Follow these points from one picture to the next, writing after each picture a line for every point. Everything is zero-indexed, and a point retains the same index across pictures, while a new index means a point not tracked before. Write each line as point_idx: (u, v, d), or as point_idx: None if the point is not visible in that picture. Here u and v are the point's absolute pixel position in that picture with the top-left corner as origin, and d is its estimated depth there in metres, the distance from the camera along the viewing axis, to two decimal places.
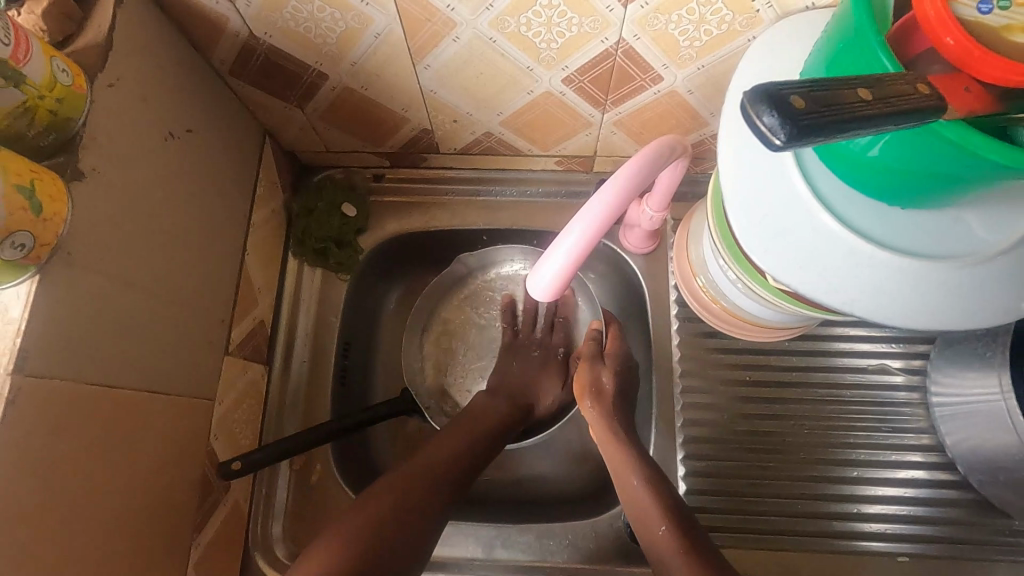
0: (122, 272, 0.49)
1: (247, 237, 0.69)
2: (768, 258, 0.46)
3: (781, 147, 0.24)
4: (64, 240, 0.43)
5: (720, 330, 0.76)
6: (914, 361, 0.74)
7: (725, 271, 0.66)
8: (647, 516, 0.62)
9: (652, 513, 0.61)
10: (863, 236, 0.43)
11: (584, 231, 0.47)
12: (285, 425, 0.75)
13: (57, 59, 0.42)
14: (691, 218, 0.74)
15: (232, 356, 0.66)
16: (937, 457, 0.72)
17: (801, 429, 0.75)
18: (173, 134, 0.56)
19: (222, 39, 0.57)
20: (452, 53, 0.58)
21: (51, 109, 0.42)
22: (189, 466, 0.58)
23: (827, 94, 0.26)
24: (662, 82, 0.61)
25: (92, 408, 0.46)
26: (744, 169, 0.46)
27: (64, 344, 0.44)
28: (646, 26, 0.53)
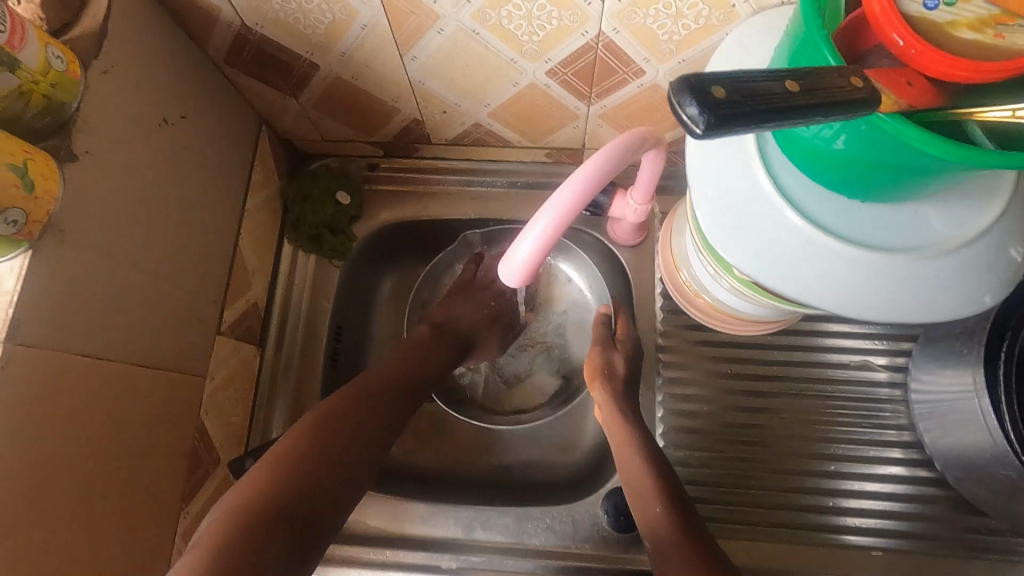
0: (115, 250, 0.52)
1: (241, 221, 0.71)
2: (731, 249, 0.46)
3: (700, 136, 0.26)
4: (57, 217, 0.46)
5: (705, 323, 0.77)
6: (898, 359, 0.75)
7: (703, 263, 0.66)
8: (646, 493, 0.62)
9: (650, 492, 0.62)
10: (822, 229, 0.43)
11: (551, 218, 0.48)
12: (275, 404, 0.77)
13: (52, 46, 0.45)
14: (676, 211, 0.74)
15: (224, 335, 0.69)
16: (916, 454, 0.72)
17: (781, 423, 0.75)
18: (167, 120, 0.58)
19: (216, 28, 0.59)
20: (437, 45, 0.60)
21: (46, 93, 0.44)
22: (178, 438, 0.60)
23: (750, 85, 0.27)
24: (644, 75, 0.62)
25: (80, 378, 0.48)
26: (712, 161, 0.48)
27: (56, 316, 0.46)
28: (624, 20, 0.54)
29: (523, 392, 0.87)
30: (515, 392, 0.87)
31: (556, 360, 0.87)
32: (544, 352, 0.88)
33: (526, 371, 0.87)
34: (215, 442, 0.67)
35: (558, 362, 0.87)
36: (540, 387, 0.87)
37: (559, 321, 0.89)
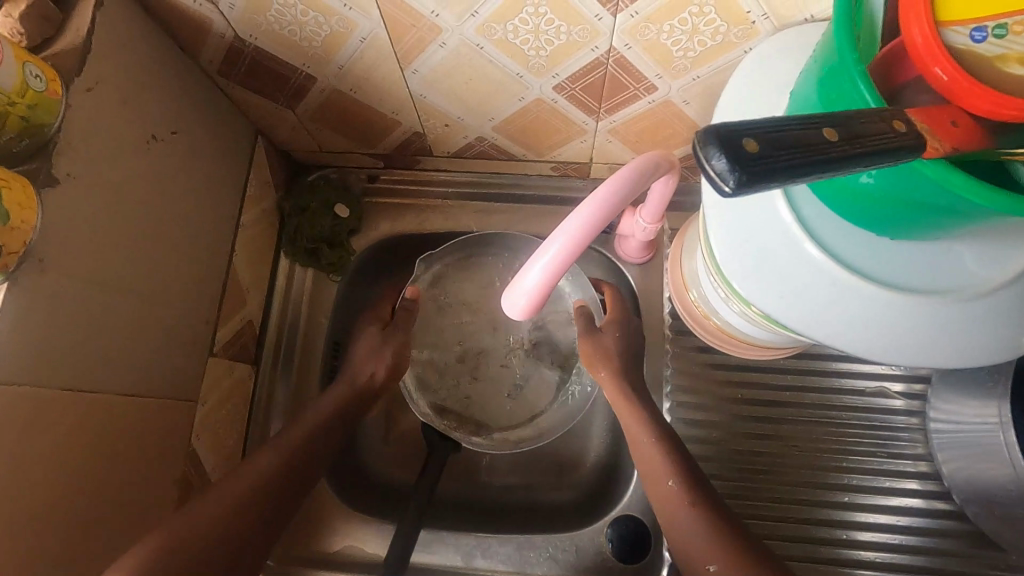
0: (99, 277, 0.49)
1: (235, 237, 0.69)
2: (749, 284, 0.44)
3: (730, 194, 0.23)
4: (37, 246, 0.43)
5: (714, 346, 0.74)
6: (915, 386, 0.72)
7: (715, 287, 0.63)
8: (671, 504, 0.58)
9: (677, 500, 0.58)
10: (848, 268, 0.41)
11: (560, 248, 0.46)
12: (271, 425, 0.75)
13: (31, 64, 0.42)
14: (687, 229, 0.71)
15: (218, 357, 0.66)
16: (933, 486, 0.70)
17: (794, 451, 0.73)
18: (157, 137, 0.55)
19: (208, 40, 0.56)
20: (440, 59, 0.57)
21: (24, 116, 0.42)
22: (168, 467, 0.58)
23: (786, 134, 0.24)
24: (656, 91, 0.59)
25: (62, 413, 0.46)
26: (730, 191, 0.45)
27: (33, 350, 0.44)
28: (637, 35, 0.51)
29: (524, 401, 0.79)
30: (518, 395, 0.80)
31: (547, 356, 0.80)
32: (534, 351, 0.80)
33: (525, 377, 0.80)
34: (208, 467, 0.65)
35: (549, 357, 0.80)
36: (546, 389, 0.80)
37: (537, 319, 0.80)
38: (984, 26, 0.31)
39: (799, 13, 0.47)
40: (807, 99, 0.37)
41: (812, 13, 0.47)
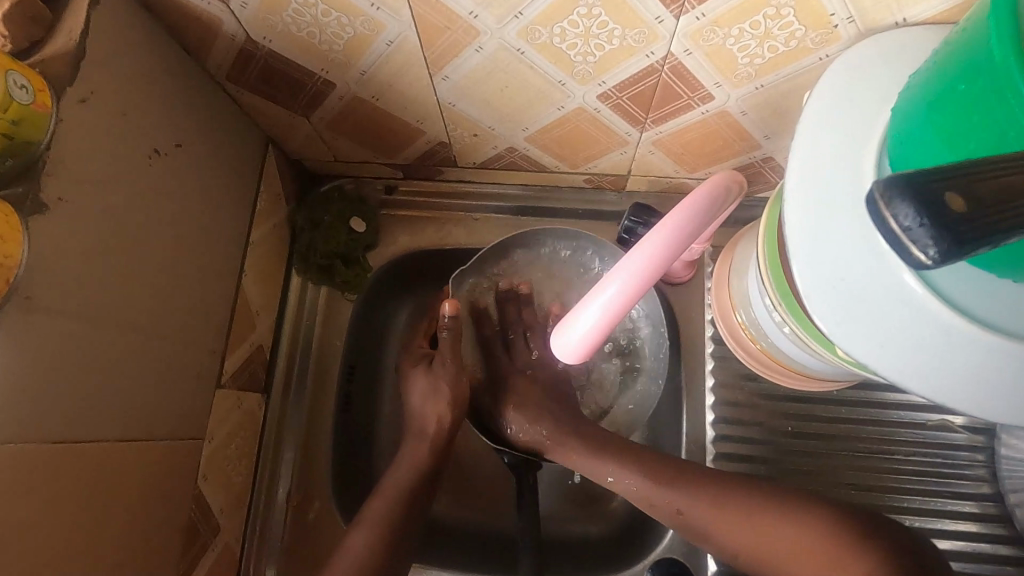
0: (95, 314, 0.44)
1: (245, 256, 0.63)
2: (841, 328, 0.38)
3: (930, 265, 0.21)
4: (22, 283, 0.37)
5: (759, 374, 0.69)
6: (979, 419, 0.67)
7: (772, 313, 0.58)
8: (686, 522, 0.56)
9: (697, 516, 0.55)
10: (960, 313, 0.35)
11: (620, 293, 0.42)
12: (282, 458, 0.69)
13: (16, 73, 0.37)
14: (737, 248, 0.66)
15: (226, 388, 0.61)
16: (1002, 531, 0.64)
17: (848, 489, 0.66)
18: (159, 151, 0.49)
19: (217, 42, 0.51)
20: (474, 64, 0.51)
21: (8, 133, 0.36)
22: (173, 514, 0.53)
23: (985, 187, 0.21)
24: (712, 101, 0.53)
25: (53, 470, 0.41)
26: (817, 219, 0.39)
27: (18, 402, 0.38)
28: (700, 40, 0.45)
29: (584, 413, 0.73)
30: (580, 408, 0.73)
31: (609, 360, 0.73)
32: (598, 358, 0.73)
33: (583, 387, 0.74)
34: (215, 509, 0.60)
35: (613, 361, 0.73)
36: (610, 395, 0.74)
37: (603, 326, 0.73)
38: None
39: (893, 15, 0.41)
40: (921, 112, 0.32)
41: (904, 17, 0.41)
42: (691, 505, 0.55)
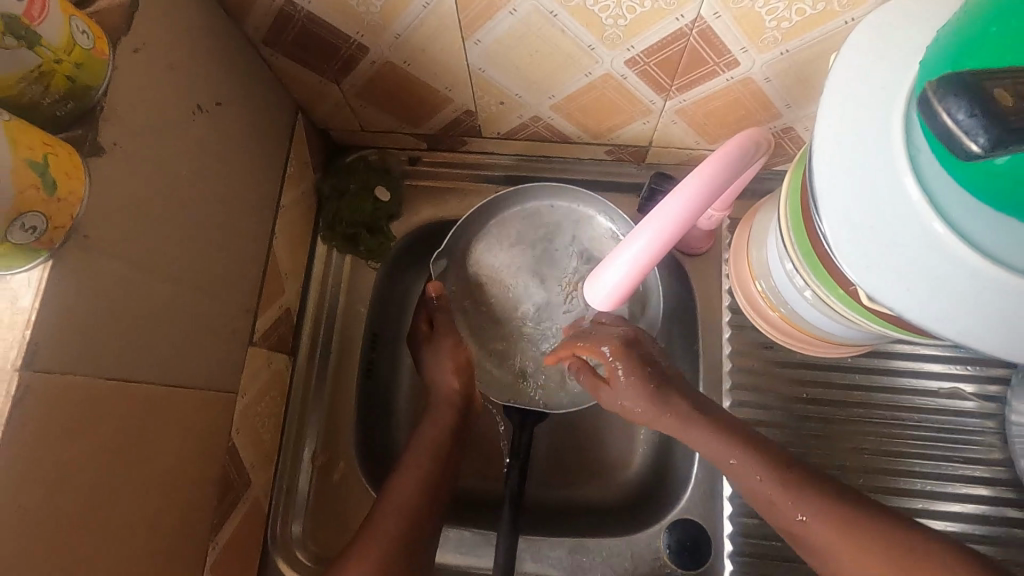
0: (146, 260, 0.45)
1: (276, 219, 0.65)
2: (872, 276, 0.41)
3: (977, 152, 0.21)
4: (82, 222, 0.39)
5: (779, 342, 0.70)
6: (990, 387, 0.68)
7: (794, 279, 0.59)
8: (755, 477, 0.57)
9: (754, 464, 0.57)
10: (989, 259, 0.36)
11: (652, 240, 0.44)
12: (309, 419, 0.71)
13: (77, 19, 0.38)
14: (755, 218, 0.68)
15: (257, 346, 0.63)
16: (1011, 493, 0.66)
17: (860, 454, 0.69)
18: (201, 108, 0.51)
19: (257, 4, 0.52)
20: (508, 27, 0.52)
21: (69, 75, 0.38)
22: (209, 463, 0.55)
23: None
24: (737, 67, 0.55)
25: (105, 406, 0.42)
26: (846, 171, 0.41)
27: (77, 336, 0.40)
28: (730, 3, 0.47)
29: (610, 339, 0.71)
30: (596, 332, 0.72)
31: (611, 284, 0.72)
32: None
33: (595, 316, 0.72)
34: (247, 463, 0.62)
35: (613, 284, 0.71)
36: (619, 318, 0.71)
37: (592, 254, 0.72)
38: None
39: None
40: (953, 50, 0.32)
41: None
42: (816, 516, 0.52)
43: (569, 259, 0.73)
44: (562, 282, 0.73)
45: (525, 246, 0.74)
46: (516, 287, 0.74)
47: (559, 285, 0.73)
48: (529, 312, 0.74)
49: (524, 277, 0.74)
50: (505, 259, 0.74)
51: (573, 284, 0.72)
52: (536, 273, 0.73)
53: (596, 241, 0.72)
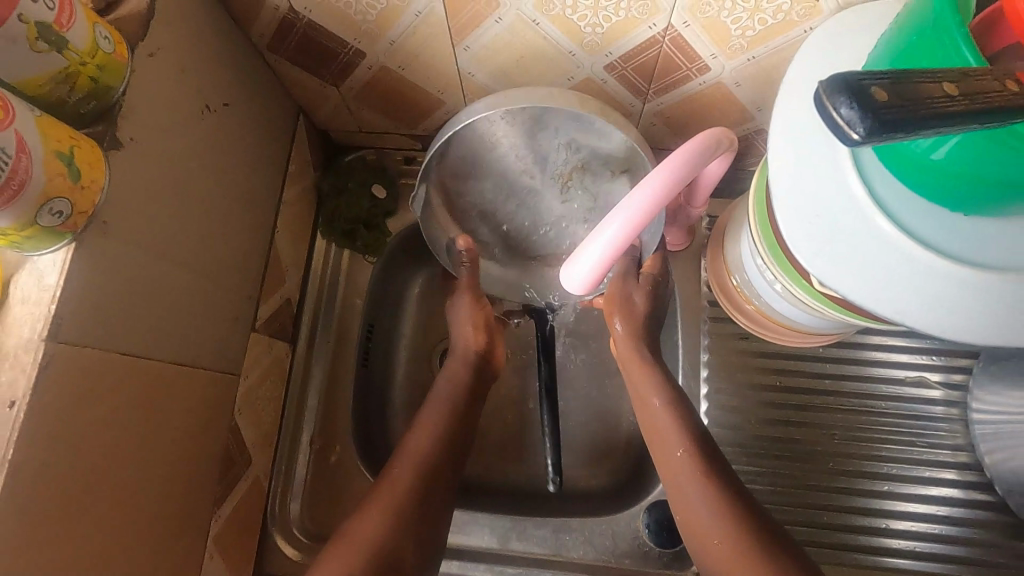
0: (158, 246, 0.49)
1: (278, 214, 0.69)
2: (818, 262, 0.43)
3: (858, 142, 0.23)
4: (102, 209, 0.43)
5: (754, 333, 0.74)
6: (955, 376, 0.72)
7: (763, 272, 0.63)
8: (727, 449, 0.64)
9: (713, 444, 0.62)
10: (920, 244, 0.40)
11: (644, 203, 0.46)
12: (307, 404, 0.75)
13: (100, 26, 0.42)
14: (729, 216, 0.72)
15: (259, 333, 0.66)
16: (973, 477, 0.70)
17: (830, 439, 0.72)
18: (210, 107, 0.55)
19: (262, 12, 0.56)
20: (493, 34, 0.56)
21: (93, 76, 0.42)
22: (212, 439, 0.58)
23: (909, 86, 0.24)
24: (708, 72, 0.59)
25: (120, 377, 0.46)
26: (795, 165, 0.44)
27: (95, 313, 0.44)
28: (697, 13, 0.51)
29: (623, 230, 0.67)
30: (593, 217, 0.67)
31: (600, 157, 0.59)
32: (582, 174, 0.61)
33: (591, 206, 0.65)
34: (248, 443, 0.65)
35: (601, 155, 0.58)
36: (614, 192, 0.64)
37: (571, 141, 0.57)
38: None
39: None
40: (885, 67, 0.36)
41: None
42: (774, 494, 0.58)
43: (555, 151, 0.58)
44: (551, 171, 0.61)
45: (504, 150, 0.58)
46: (503, 214, 0.67)
47: (548, 179, 0.62)
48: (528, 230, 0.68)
49: (511, 185, 0.63)
50: (480, 151, 0.59)
51: (567, 175, 0.61)
52: (520, 173, 0.61)
53: (586, 132, 0.55)
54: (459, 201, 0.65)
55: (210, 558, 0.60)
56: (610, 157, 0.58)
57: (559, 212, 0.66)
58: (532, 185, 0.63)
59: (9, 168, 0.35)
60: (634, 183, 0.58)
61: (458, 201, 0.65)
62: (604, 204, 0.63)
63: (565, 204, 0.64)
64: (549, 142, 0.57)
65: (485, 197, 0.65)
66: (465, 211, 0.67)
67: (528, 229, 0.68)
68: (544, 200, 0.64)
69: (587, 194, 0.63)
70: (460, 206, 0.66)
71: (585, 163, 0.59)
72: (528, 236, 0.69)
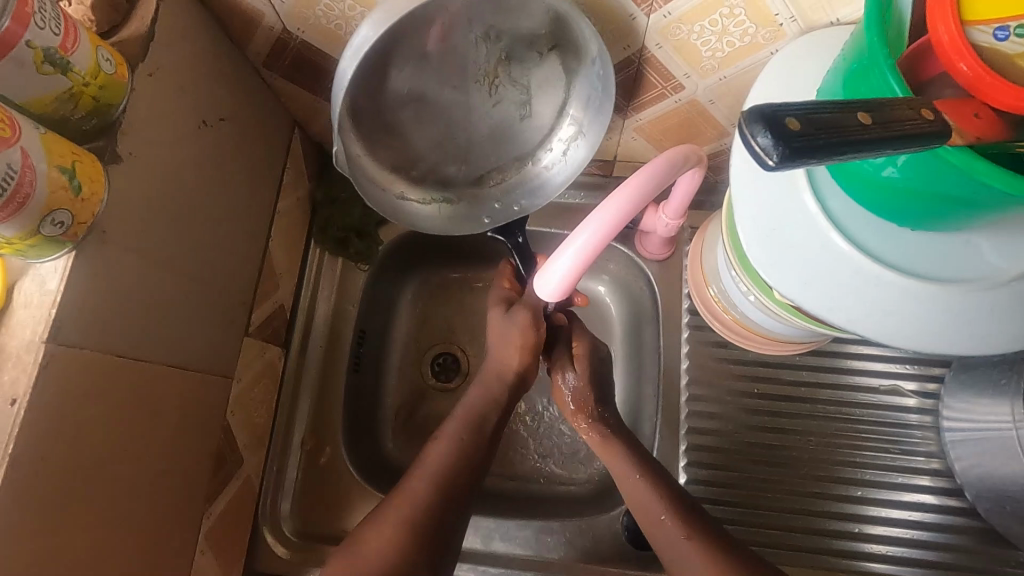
0: (154, 253, 0.52)
1: (273, 223, 0.72)
2: (775, 272, 0.46)
3: (774, 167, 0.25)
4: (100, 219, 0.46)
5: (733, 341, 0.76)
6: (929, 385, 0.73)
7: (737, 284, 0.65)
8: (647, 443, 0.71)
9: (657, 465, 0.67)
10: (869, 256, 0.42)
11: (607, 217, 0.49)
12: (299, 406, 0.77)
13: (103, 49, 0.45)
14: (707, 227, 0.74)
15: (252, 337, 0.69)
16: (945, 482, 0.71)
17: (806, 445, 0.74)
18: (207, 122, 0.58)
19: (258, 31, 0.59)
20: None
21: (95, 96, 0.45)
22: (205, 438, 0.61)
23: (823, 116, 0.27)
24: (683, 90, 0.61)
25: (116, 378, 0.49)
26: (754, 182, 0.47)
27: (93, 317, 0.46)
28: (668, 35, 0.53)
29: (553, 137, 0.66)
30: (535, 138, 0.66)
31: (528, 53, 0.57)
32: (507, 68, 0.57)
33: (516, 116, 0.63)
34: (240, 443, 0.68)
35: (529, 51, 0.56)
36: (539, 106, 0.62)
37: (505, 89, 0.60)
38: (1007, 25, 0.33)
39: (826, 16, 0.49)
40: (835, 93, 0.38)
41: (838, 17, 0.48)
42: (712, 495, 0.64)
43: (473, 48, 0.54)
44: (473, 76, 0.57)
45: (434, 72, 0.55)
46: (441, 157, 0.65)
47: (473, 82, 0.58)
48: (467, 152, 0.66)
49: (438, 100, 0.59)
50: (413, 58, 0.53)
51: (492, 74, 0.58)
52: (446, 89, 0.58)
53: (505, 13, 0.52)
54: (394, 162, 0.64)
55: (202, 554, 0.62)
56: (533, 36, 0.55)
57: (494, 122, 0.63)
58: (456, 94, 0.58)
59: (14, 181, 0.37)
60: (566, 69, 0.59)
61: (392, 138, 0.61)
62: (539, 100, 0.61)
63: (497, 112, 0.62)
64: (474, 24, 0.52)
65: (419, 130, 0.61)
66: (403, 152, 0.63)
67: (471, 154, 0.66)
68: (477, 112, 0.61)
69: (517, 85, 0.59)
70: (388, 151, 0.63)
71: (509, 54, 0.56)
72: (469, 160, 0.66)
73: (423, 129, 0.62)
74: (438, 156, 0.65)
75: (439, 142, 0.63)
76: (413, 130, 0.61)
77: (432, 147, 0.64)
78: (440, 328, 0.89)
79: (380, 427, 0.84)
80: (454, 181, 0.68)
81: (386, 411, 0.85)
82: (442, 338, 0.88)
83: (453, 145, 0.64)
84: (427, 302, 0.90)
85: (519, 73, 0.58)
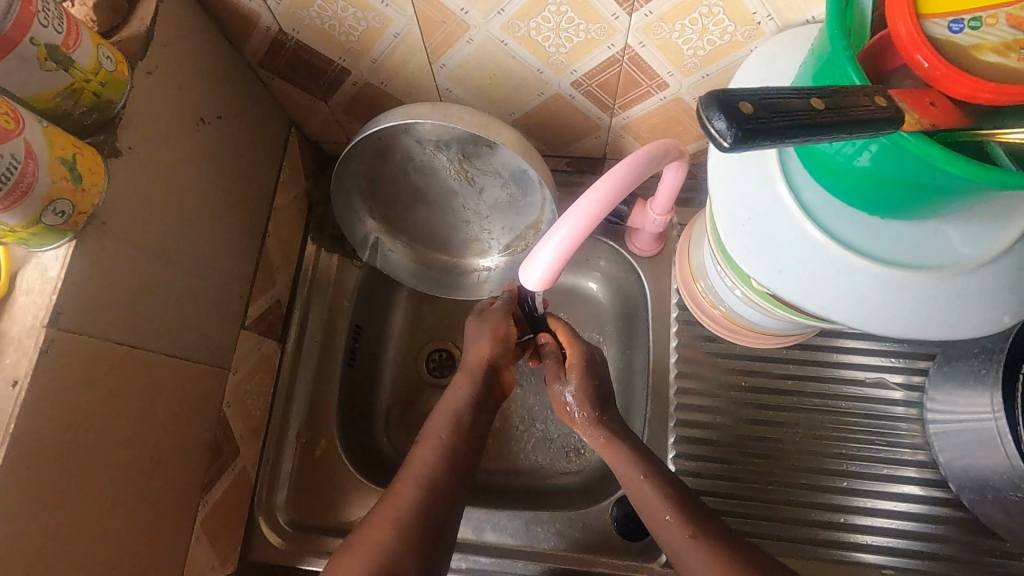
0: (151, 244, 0.54)
1: (269, 219, 0.74)
2: (752, 261, 0.47)
3: (728, 148, 0.27)
4: (99, 209, 0.48)
5: (722, 336, 0.77)
6: (914, 377, 0.75)
7: (722, 278, 0.66)
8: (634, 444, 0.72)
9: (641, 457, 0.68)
10: (841, 245, 0.44)
11: (591, 205, 0.50)
12: (295, 399, 0.78)
13: (104, 47, 0.47)
14: (694, 224, 0.75)
15: (248, 330, 0.71)
16: (931, 474, 0.72)
17: (794, 437, 0.75)
18: (204, 120, 0.60)
19: (254, 32, 0.61)
20: (466, 54, 0.61)
21: (96, 92, 0.47)
22: (201, 428, 0.62)
23: (776, 102, 0.28)
24: (667, 88, 0.63)
25: (114, 364, 0.50)
26: (731, 174, 0.49)
27: (92, 304, 0.48)
28: (650, 34, 0.55)
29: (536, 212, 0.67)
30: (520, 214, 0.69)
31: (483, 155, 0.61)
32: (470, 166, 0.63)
33: (499, 198, 0.67)
34: (236, 434, 0.69)
35: (482, 154, 0.61)
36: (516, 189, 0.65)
37: (479, 180, 0.65)
38: (961, 18, 0.34)
39: (802, 14, 0.50)
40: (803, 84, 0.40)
41: (813, 15, 0.50)
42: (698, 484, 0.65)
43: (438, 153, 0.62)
44: (447, 170, 0.65)
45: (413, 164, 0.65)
46: (448, 227, 0.74)
47: (451, 177, 0.66)
48: (472, 224, 0.72)
49: (430, 189, 0.68)
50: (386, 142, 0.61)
51: (461, 169, 0.64)
52: (431, 182, 0.67)
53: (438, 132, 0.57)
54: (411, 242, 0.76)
55: (197, 540, 0.63)
56: (474, 141, 0.58)
57: (489, 201, 0.69)
58: (442, 184, 0.67)
59: (17, 171, 0.39)
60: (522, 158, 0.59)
61: (404, 219, 0.73)
62: (516, 182, 0.64)
63: (486, 196, 0.68)
64: (422, 142, 0.61)
65: (427, 215, 0.72)
66: (410, 225, 0.74)
67: (477, 226, 0.73)
68: (467, 195, 0.68)
69: (490, 174, 0.64)
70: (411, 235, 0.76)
71: (465, 155, 0.61)
72: (470, 228, 0.73)
73: (419, 208, 0.71)
74: (442, 226, 0.74)
75: (443, 215, 0.72)
76: (411, 208, 0.71)
77: (433, 219, 0.73)
78: (434, 324, 0.90)
79: (375, 421, 0.85)
80: (458, 247, 0.76)
81: (381, 406, 0.86)
82: (436, 334, 0.90)
83: (456, 217, 0.72)
84: (421, 299, 0.91)
85: (483, 167, 0.63)
